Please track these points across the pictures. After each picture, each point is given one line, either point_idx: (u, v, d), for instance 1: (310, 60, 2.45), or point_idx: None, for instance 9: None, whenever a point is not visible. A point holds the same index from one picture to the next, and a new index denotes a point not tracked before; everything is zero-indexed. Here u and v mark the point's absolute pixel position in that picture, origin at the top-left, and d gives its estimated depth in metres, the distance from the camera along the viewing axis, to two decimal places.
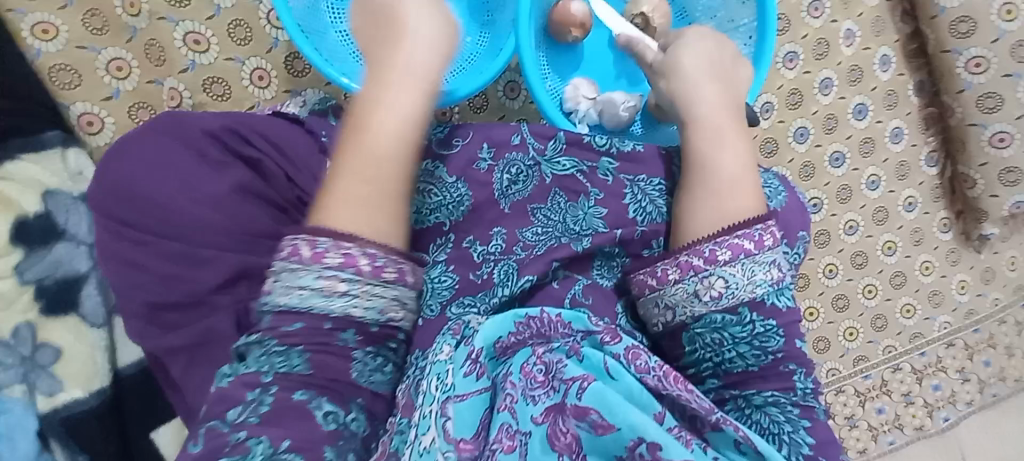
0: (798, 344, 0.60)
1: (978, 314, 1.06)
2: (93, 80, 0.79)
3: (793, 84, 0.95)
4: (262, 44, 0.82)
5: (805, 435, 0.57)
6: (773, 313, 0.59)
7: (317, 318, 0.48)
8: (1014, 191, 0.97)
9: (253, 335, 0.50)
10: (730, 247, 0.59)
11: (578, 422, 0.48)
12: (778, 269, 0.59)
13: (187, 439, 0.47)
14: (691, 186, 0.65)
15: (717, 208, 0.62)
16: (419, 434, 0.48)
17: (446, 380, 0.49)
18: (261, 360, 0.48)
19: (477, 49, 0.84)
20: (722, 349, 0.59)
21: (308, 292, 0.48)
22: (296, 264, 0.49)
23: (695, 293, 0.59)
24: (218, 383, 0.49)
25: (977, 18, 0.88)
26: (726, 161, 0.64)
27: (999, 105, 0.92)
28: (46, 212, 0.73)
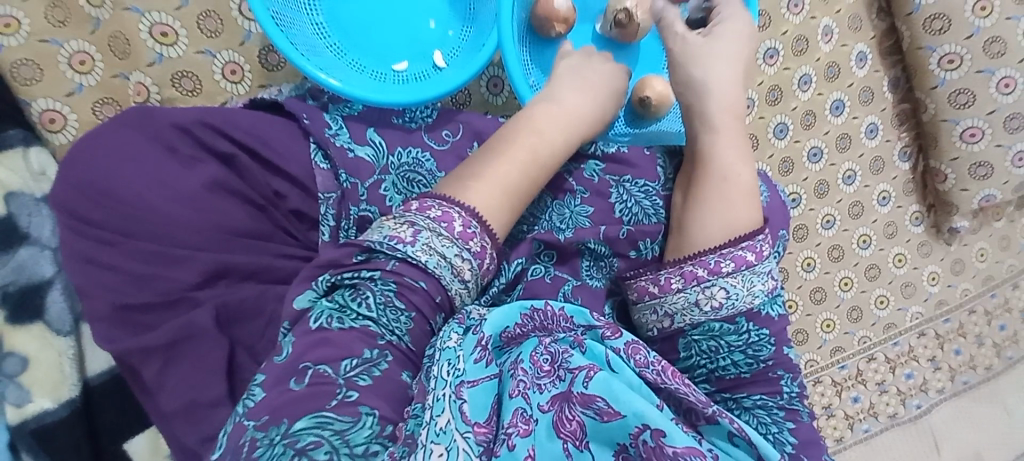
0: (786, 351, 0.62)
1: (949, 304, 1.10)
2: (54, 75, 0.75)
3: (773, 80, 0.96)
4: (234, 37, 0.80)
5: (789, 435, 0.58)
6: (766, 323, 0.61)
7: (436, 287, 0.54)
8: (983, 185, 1.01)
9: (380, 276, 0.53)
10: (734, 259, 0.60)
11: (584, 409, 0.50)
12: (773, 280, 0.62)
13: (286, 378, 0.46)
14: (696, 197, 0.65)
15: (723, 221, 0.62)
16: (434, 415, 0.46)
17: (458, 366, 0.50)
18: (381, 310, 0.51)
19: (459, 43, 0.84)
20: (717, 356, 0.61)
21: (440, 260, 0.53)
22: (444, 232, 0.54)
23: (696, 302, 0.60)
24: (321, 321, 0.50)
25: (952, 15, 0.91)
26: (729, 174, 0.65)
27: (970, 100, 0.95)
28: (8, 215, 0.69)
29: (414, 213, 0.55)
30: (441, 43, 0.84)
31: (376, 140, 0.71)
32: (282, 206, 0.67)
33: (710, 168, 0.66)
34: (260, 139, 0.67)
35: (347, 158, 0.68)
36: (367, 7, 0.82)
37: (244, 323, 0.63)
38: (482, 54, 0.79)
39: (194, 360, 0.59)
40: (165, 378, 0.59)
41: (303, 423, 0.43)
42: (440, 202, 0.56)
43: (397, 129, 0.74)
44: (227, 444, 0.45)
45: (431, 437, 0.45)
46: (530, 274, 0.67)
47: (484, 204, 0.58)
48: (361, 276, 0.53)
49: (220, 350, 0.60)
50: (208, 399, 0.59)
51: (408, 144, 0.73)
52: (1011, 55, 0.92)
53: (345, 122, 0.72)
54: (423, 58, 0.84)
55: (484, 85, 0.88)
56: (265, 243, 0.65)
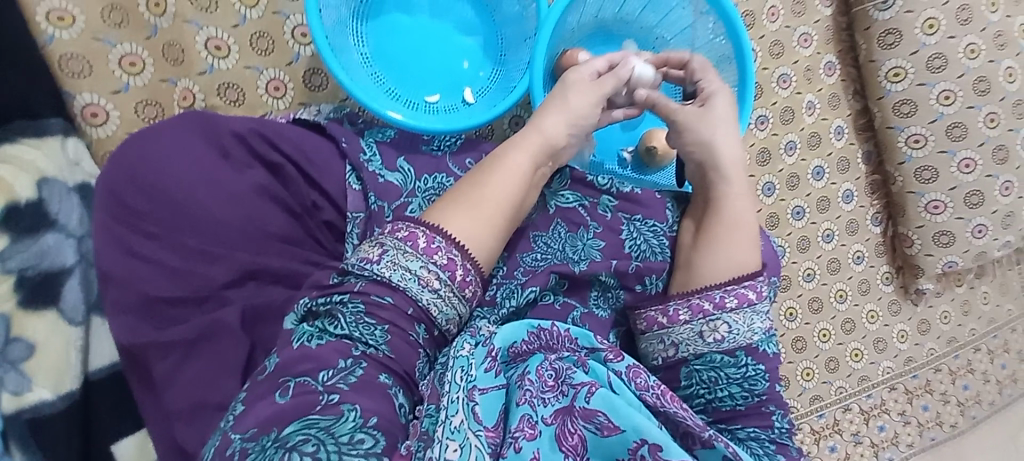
0: (779, 388, 0.66)
1: (916, 362, 1.18)
2: (103, 72, 0.79)
3: (763, 143, 1.06)
4: (283, 57, 0.85)
5: None
6: (763, 359, 0.66)
7: (405, 300, 0.55)
8: (946, 252, 1.12)
9: (349, 298, 0.55)
10: (737, 295, 0.66)
11: (585, 424, 0.52)
12: (770, 319, 0.67)
13: (273, 390, 0.48)
14: (705, 239, 0.71)
15: (728, 263, 0.68)
16: (450, 414, 0.49)
17: (470, 372, 0.53)
18: (354, 327, 0.53)
19: (489, 83, 0.92)
20: (716, 387, 0.65)
21: (405, 273, 0.55)
22: (409, 249, 0.56)
23: (700, 333, 0.65)
24: (302, 341, 0.53)
25: (917, 102, 1.05)
26: (737, 220, 0.71)
27: (933, 176, 1.07)
28: (39, 199, 0.70)
29: (384, 235, 0.58)
30: (472, 81, 0.92)
31: (404, 167, 0.75)
32: (317, 217, 0.70)
33: (718, 213, 0.71)
34: (304, 153, 0.70)
35: (377, 182, 0.72)
36: (409, 38, 0.89)
37: (266, 325, 0.65)
38: (510, 95, 0.87)
39: (209, 359, 0.62)
40: (176, 375, 0.62)
41: (292, 428, 0.45)
42: (409, 223, 0.58)
43: (425, 156, 0.78)
44: (215, 454, 0.46)
45: (447, 434, 0.48)
46: (542, 299, 0.71)
47: (460, 230, 0.59)
48: (333, 299, 0.55)
49: (239, 352, 0.62)
50: (216, 400, 0.61)
51: (435, 172, 0.77)
52: (969, 140, 1.06)
53: (377, 148, 0.75)
54: (454, 92, 0.91)
55: (507, 123, 0.96)
56: (296, 249, 0.68)
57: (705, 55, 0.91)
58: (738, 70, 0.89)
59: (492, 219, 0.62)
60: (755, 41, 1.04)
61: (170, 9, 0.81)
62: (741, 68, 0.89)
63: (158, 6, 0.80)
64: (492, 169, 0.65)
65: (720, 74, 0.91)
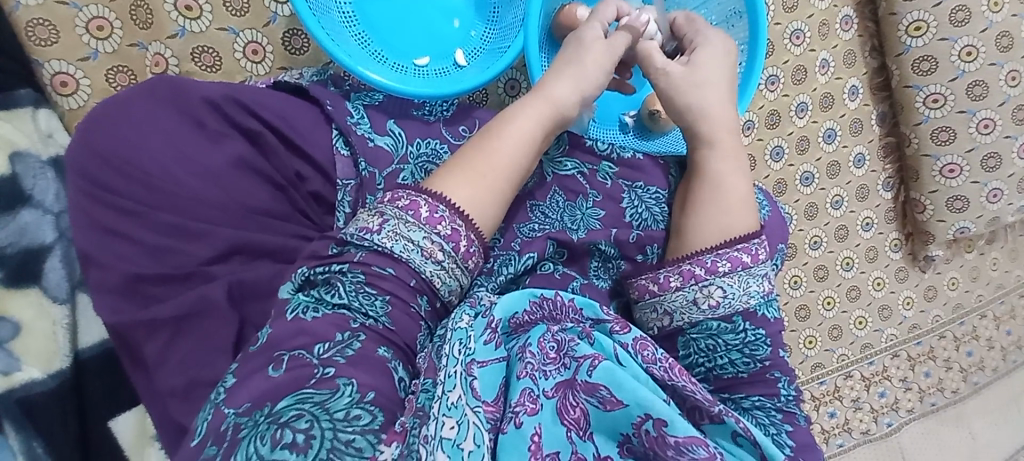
0: (781, 353, 0.64)
1: (921, 328, 1.17)
2: (71, 39, 0.74)
3: (773, 106, 1.01)
4: (260, 17, 0.80)
5: (787, 438, 0.60)
6: (763, 323, 0.63)
7: (407, 272, 0.53)
8: (959, 218, 1.08)
9: (349, 268, 0.53)
10: (729, 259, 0.63)
11: (588, 397, 0.50)
12: (769, 282, 0.64)
13: (266, 364, 0.47)
14: (692, 203, 0.68)
15: (717, 226, 0.65)
16: (446, 390, 0.47)
17: (469, 345, 0.51)
18: (353, 297, 0.52)
19: (482, 44, 0.87)
20: (715, 355, 0.63)
21: (408, 244, 0.53)
22: (410, 219, 0.54)
23: (693, 301, 0.63)
24: (297, 312, 0.51)
25: (938, 58, 0.98)
26: (725, 180, 0.68)
27: (950, 138, 1.02)
28: (13, 175, 0.68)
29: (384, 203, 0.55)
30: (464, 42, 0.87)
31: (395, 131, 0.72)
32: (303, 188, 0.67)
33: (706, 175, 0.68)
34: (287, 121, 0.67)
35: (367, 147, 0.68)
36: None
37: (255, 301, 0.64)
38: (504, 57, 0.82)
39: (199, 337, 0.60)
40: (167, 354, 0.60)
41: (286, 402, 0.44)
42: (410, 191, 0.56)
43: (416, 120, 0.75)
44: (209, 430, 0.45)
45: (443, 410, 0.46)
46: (541, 269, 0.68)
47: (461, 197, 0.57)
48: (332, 270, 0.54)
49: (229, 329, 0.60)
50: (209, 378, 0.59)
51: (426, 136, 0.74)
52: (991, 99, 1.00)
53: (365, 112, 0.72)
54: (444, 55, 0.86)
55: (502, 87, 0.91)
56: (283, 223, 0.65)
57: (713, 10, 0.85)
58: (748, 25, 0.83)
59: (494, 187, 0.59)
60: None
61: None
62: (751, 22, 0.83)
63: None
64: (491, 131, 0.63)
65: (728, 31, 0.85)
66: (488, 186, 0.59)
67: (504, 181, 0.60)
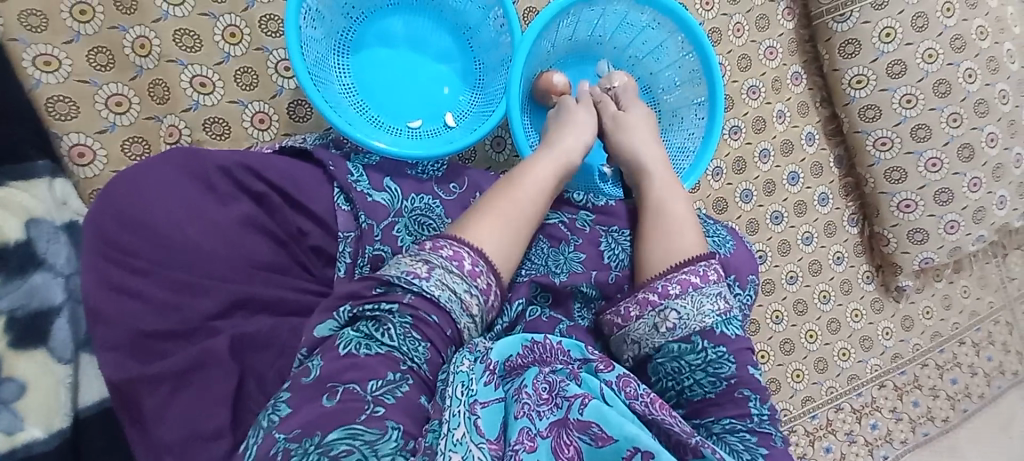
0: (751, 371, 0.66)
1: (903, 358, 1.20)
2: (90, 113, 0.81)
3: (738, 152, 1.10)
4: (267, 90, 0.88)
5: None
6: (722, 341, 0.66)
7: (447, 321, 0.56)
8: (921, 249, 1.15)
9: (397, 309, 0.55)
10: (679, 282, 0.67)
11: (580, 435, 0.53)
12: (724, 301, 0.68)
13: (323, 392, 0.49)
14: (642, 234, 0.75)
15: (665, 253, 0.71)
16: (452, 427, 0.49)
17: (471, 386, 0.53)
18: (401, 340, 0.54)
19: (469, 107, 0.96)
20: (681, 377, 0.66)
21: (451, 295, 0.56)
22: (455, 270, 0.58)
23: (654, 326, 0.67)
24: (350, 347, 0.53)
25: (881, 106, 1.09)
26: (666, 209, 0.76)
27: (902, 176, 1.11)
28: (28, 240, 0.71)
29: (428, 252, 0.59)
30: (452, 105, 0.96)
31: (391, 187, 0.78)
32: (304, 243, 0.72)
33: (653, 208, 0.77)
34: (290, 181, 0.72)
35: (366, 202, 0.74)
36: (390, 69, 0.93)
37: (255, 353, 0.66)
38: (490, 118, 0.89)
39: (200, 390, 0.62)
40: (166, 408, 0.62)
41: (335, 434, 0.46)
42: (452, 242, 0.60)
43: (410, 178, 0.81)
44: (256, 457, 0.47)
45: (449, 446, 0.48)
46: (528, 314, 0.72)
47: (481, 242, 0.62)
48: (381, 308, 0.56)
49: (229, 380, 0.63)
50: (207, 430, 0.61)
51: (420, 192, 0.80)
52: (935, 140, 1.10)
53: (365, 170, 0.78)
54: (435, 117, 0.95)
55: (489, 144, 0.99)
56: (284, 277, 0.70)
57: (678, 73, 0.97)
58: (708, 88, 0.95)
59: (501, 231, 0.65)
60: (724, 56, 1.09)
61: (156, 50, 0.83)
62: (710, 86, 0.94)
63: (144, 47, 0.83)
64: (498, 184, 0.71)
65: (689, 90, 0.97)
66: (501, 230, 0.65)
67: (503, 230, 0.65)
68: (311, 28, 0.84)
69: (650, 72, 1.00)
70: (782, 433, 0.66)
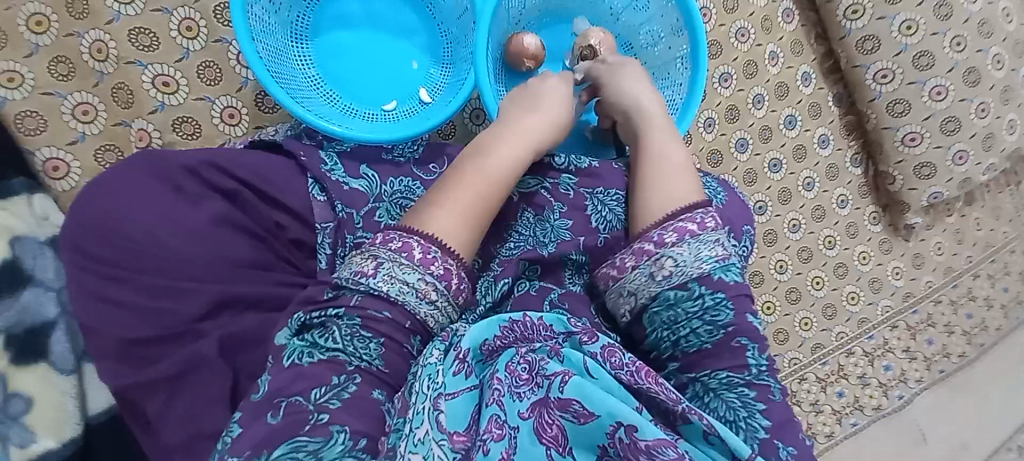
0: (748, 318, 0.62)
1: (915, 296, 1.17)
2: (58, 125, 0.80)
3: (730, 101, 1.05)
4: (233, 83, 0.85)
5: (760, 419, 0.58)
6: (721, 286, 0.63)
7: (402, 314, 0.57)
8: (929, 184, 1.11)
9: (345, 312, 0.56)
10: (676, 230, 0.65)
11: (562, 413, 0.52)
12: (721, 247, 0.65)
13: (266, 410, 0.51)
14: (639, 184, 0.73)
15: (661, 200, 0.69)
16: (414, 427, 0.50)
17: (437, 380, 0.54)
18: (347, 342, 0.55)
19: (441, 79, 0.93)
20: (677, 327, 0.63)
21: (403, 286, 0.57)
22: (404, 261, 0.58)
23: (651, 275, 0.64)
24: (293, 358, 0.54)
25: (880, 37, 1.03)
26: (662, 156, 0.74)
27: (906, 109, 1.06)
28: (13, 258, 0.72)
29: (377, 246, 0.59)
30: (424, 80, 0.93)
31: (368, 173, 0.76)
32: (283, 236, 0.71)
33: (647, 157, 0.75)
34: (261, 175, 0.71)
35: (342, 190, 0.72)
36: (355, 52, 0.91)
37: (247, 351, 0.66)
38: (462, 91, 0.87)
39: (195, 391, 0.62)
40: (167, 411, 0.63)
41: (281, 450, 0.48)
42: (400, 233, 0.60)
43: (387, 163, 0.78)
44: None
45: (410, 448, 0.49)
46: (518, 289, 0.71)
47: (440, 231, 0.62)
48: (328, 313, 0.57)
49: (223, 379, 0.63)
50: (209, 429, 0.62)
51: (399, 175, 0.77)
52: (938, 67, 1.04)
53: (339, 159, 0.76)
54: (409, 96, 0.93)
55: (467, 117, 0.96)
56: (267, 272, 0.69)
57: (658, 23, 0.93)
58: (688, 34, 0.90)
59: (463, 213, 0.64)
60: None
61: (113, 53, 0.81)
62: (691, 32, 0.90)
63: (101, 52, 0.81)
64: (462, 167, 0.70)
65: (674, 40, 0.92)
66: (463, 209, 0.64)
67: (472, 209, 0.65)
68: (262, 20, 0.82)
69: (631, 25, 0.95)
70: (779, 385, 0.62)
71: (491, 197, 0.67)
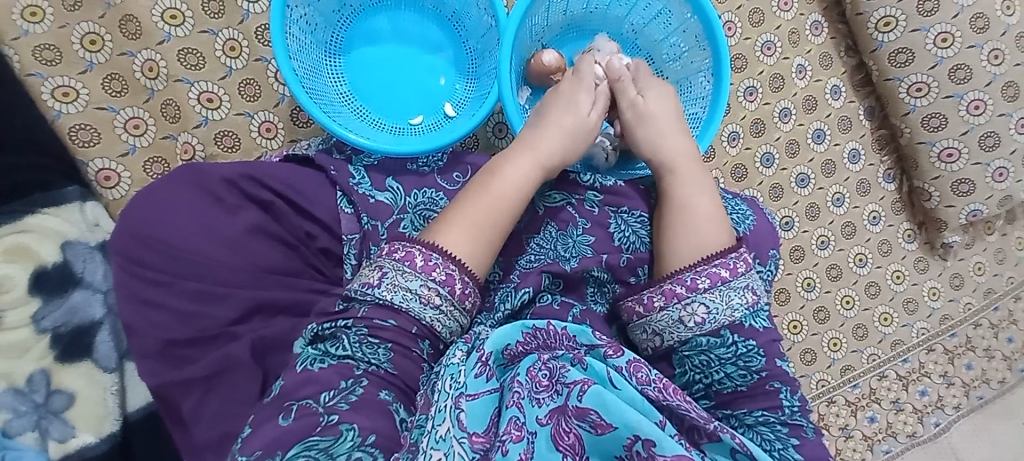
0: (779, 364, 0.65)
1: (953, 319, 1.12)
2: (110, 138, 0.85)
3: (755, 115, 1.04)
4: (270, 99, 0.90)
5: (794, 452, 0.60)
6: (752, 334, 0.64)
7: (407, 320, 0.59)
8: (967, 201, 1.06)
9: (353, 323, 0.58)
10: (709, 276, 0.64)
11: (579, 422, 0.53)
12: (753, 293, 0.65)
13: (278, 412, 0.52)
14: (665, 227, 0.71)
15: (690, 245, 0.68)
16: (436, 424, 0.51)
17: (459, 379, 0.54)
18: (356, 348, 0.57)
19: (466, 94, 0.97)
20: (711, 370, 0.64)
21: (406, 293, 0.58)
22: (407, 269, 0.59)
23: (680, 319, 0.64)
24: (306, 364, 0.57)
25: (914, 49, 1.00)
26: (692, 202, 0.72)
27: (942, 124, 1.02)
28: (65, 261, 0.79)
29: (382, 257, 0.61)
30: (449, 95, 0.97)
31: (394, 186, 0.78)
32: (313, 245, 0.74)
33: (677, 199, 0.72)
34: (294, 188, 0.74)
35: (368, 203, 0.75)
36: (383, 68, 0.95)
37: (277, 355, 0.69)
38: (485, 105, 0.90)
39: (226, 392, 0.66)
40: (200, 410, 0.66)
41: (294, 450, 0.49)
42: (405, 242, 0.61)
43: (412, 174, 0.81)
44: None
45: (432, 444, 0.49)
46: (539, 300, 0.71)
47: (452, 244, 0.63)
48: (338, 325, 0.59)
49: (253, 382, 0.66)
50: (239, 429, 0.65)
51: (422, 186, 0.80)
52: (976, 80, 1.00)
53: (366, 172, 0.78)
54: (435, 110, 0.96)
55: (490, 130, 0.99)
56: (297, 280, 0.72)
57: (680, 37, 0.93)
58: (711, 49, 0.90)
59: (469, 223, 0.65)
60: (733, 13, 1.02)
61: (163, 71, 0.87)
62: (714, 47, 0.90)
63: (152, 70, 0.86)
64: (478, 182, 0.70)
65: (697, 54, 0.92)
66: (479, 228, 0.65)
67: (488, 214, 0.67)
68: (297, 39, 0.87)
69: (653, 39, 0.96)
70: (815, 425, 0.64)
71: (510, 202, 0.69)
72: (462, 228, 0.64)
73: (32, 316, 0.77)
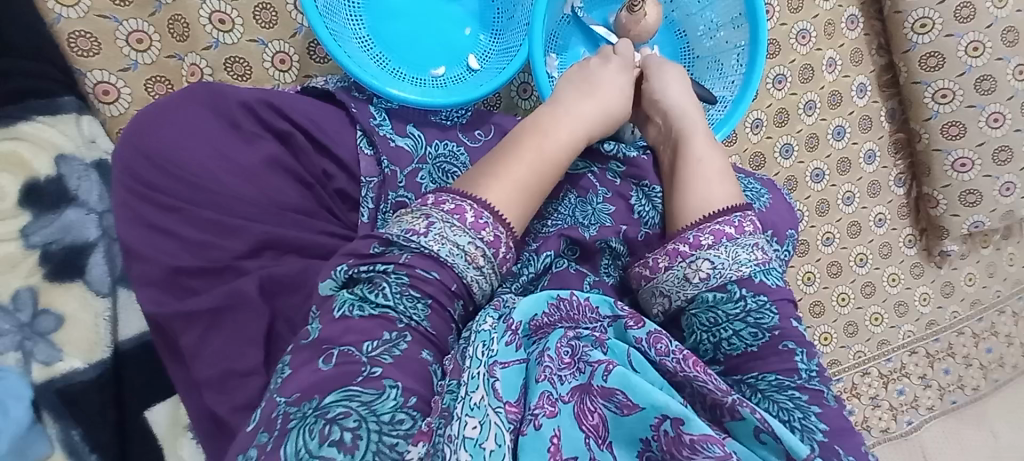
0: (792, 323, 0.62)
1: (938, 325, 1.16)
2: (112, 50, 0.79)
3: (781, 104, 1.03)
4: (287, 29, 0.85)
5: (816, 421, 0.56)
6: (762, 289, 0.62)
7: (450, 276, 0.56)
8: (972, 212, 1.08)
9: (394, 269, 0.55)
10: (712, 232, 0.64)
11: (604, 402, 0.51)
12: (761, 251, 0.64)
13: (318, 356, 0.50)
14: (676, 189, 0.71)
15: (698, 203, 0.68)
16: (470, 391, 0.49)
17: (492, 347, 0.52)
18: (398, 299, 0.54)
19: (491, 47, 0.93)
20: (718, 329, 0.62)
21: (453, 248, 0.56)
22: (456, 223, 0.57)
23: (686, 277, 0.63)
24: (344, 310, 0.53)
25: (945, 54, 0.99)
26: (700, 158, 0.73)
27: (961, 132, 1.03)
28: (58, 176, 0.75)
29: (429, 206, 0.58)
30: (474, 47, 0.93)
31: (414, 133, 0.76)
32: (329, 186, 0.71)
33: (684, 155, 0.74)
34: (316, 124, 0.72)
35: (388, 146, 0.72)
36: (406, 12, 0.90)
37: (286, 295, 0.66)
38: (514, 63, 0.86)
39: (233, 328, 0.64)
40: (203, 344, 0.64)
41: (332, 397, 0.47)
42: (453, 195, 0.59)
43: (434, 126, 0.78)
44: (262, 416, 0.49)
45: (466, 411, 0.47)
46: (556, 266, 0.69)
47: (496, 201, 0.60)
48: (376, 269, 0.55)
49: (260, 320, 0.64)
50: (241, 368, 0.62)
51: (444, 138, 0.77)
52: (999, 93, 1.01)
53: (388, 115, 0.76)
54: (458, 62, 0.92)
55: (515, 90, 0.95)
56: (311, 220, 0.69)
57: (717, 13, 0.91)
58: (749, 29, 0.88)
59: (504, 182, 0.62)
60: None
61: None
62: (752, 28, 0.88)
63: None
64: (504, 150, 0.66)
65: (732, 33, 0.90)
66: (515, 194, 0.62)
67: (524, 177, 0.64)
68: None
69: (688, 13, 0.93)
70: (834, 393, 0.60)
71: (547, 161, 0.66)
72: (485, 184, 0.61)
73: (21, 230, 0.72)
